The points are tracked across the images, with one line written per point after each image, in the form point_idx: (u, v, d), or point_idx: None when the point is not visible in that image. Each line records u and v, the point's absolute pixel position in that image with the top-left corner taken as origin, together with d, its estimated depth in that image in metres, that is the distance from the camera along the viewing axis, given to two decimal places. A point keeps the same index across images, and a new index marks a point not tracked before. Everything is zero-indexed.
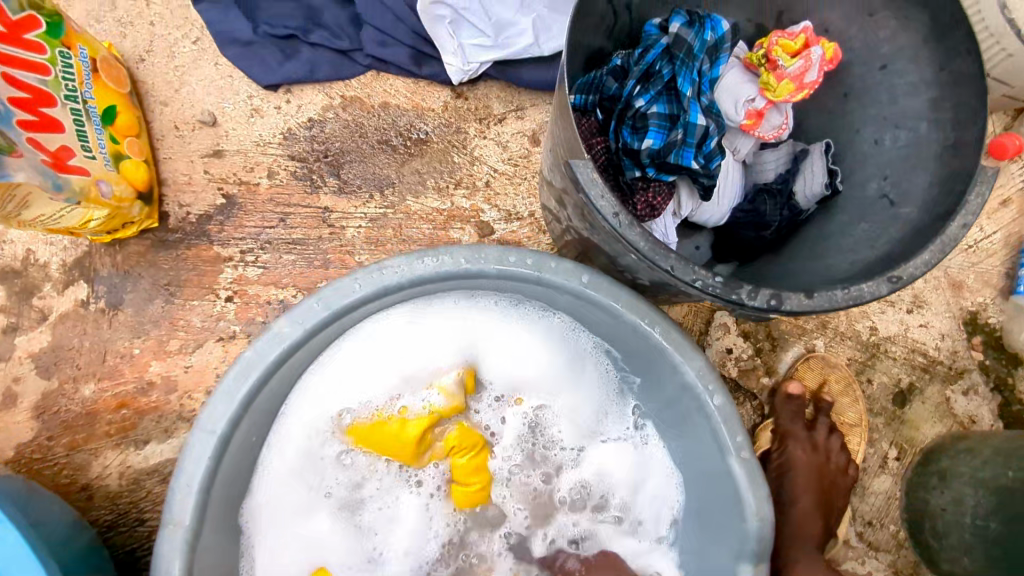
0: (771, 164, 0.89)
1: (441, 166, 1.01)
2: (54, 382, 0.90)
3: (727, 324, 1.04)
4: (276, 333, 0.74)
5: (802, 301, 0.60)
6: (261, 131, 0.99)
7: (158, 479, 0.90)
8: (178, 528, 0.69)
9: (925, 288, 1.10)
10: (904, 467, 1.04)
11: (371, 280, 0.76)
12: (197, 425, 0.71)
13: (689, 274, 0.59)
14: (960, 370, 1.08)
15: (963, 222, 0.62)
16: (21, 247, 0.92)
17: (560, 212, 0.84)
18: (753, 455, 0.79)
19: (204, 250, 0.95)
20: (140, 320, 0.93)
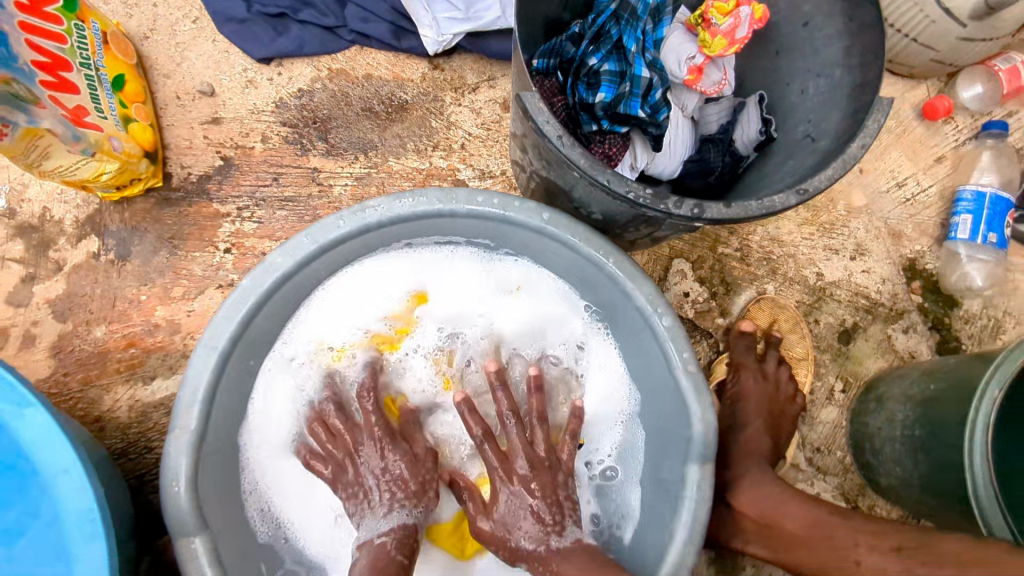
0: (713, 117, 1.00)
1: (420, 130, 1.11)
2: (69, 325, 0.99)
3: (684, 271, 1.13)
4: (270, 263, 0.83)
5: (721, 210, 0.69)
6: (255, 101, 1.08)
7: (164, 412, 0.99)
8: (184, 431, 0.78)
9: (866, 238, 1.19)
10: (850, 398, 1.13)
11: (354, 217, 0.85)
12: (199, 344, 0.80)
13: (623, 188, 0.69)
14: (900, 311, 1.18)
15: (861, 144, 0.72)
16: (39, 205, 1.01)
17: (524, 159, 0.94)
18: (698, 369, 0.87)
19: (204, 207, 1.05)
20: (146, 270, 1.02)
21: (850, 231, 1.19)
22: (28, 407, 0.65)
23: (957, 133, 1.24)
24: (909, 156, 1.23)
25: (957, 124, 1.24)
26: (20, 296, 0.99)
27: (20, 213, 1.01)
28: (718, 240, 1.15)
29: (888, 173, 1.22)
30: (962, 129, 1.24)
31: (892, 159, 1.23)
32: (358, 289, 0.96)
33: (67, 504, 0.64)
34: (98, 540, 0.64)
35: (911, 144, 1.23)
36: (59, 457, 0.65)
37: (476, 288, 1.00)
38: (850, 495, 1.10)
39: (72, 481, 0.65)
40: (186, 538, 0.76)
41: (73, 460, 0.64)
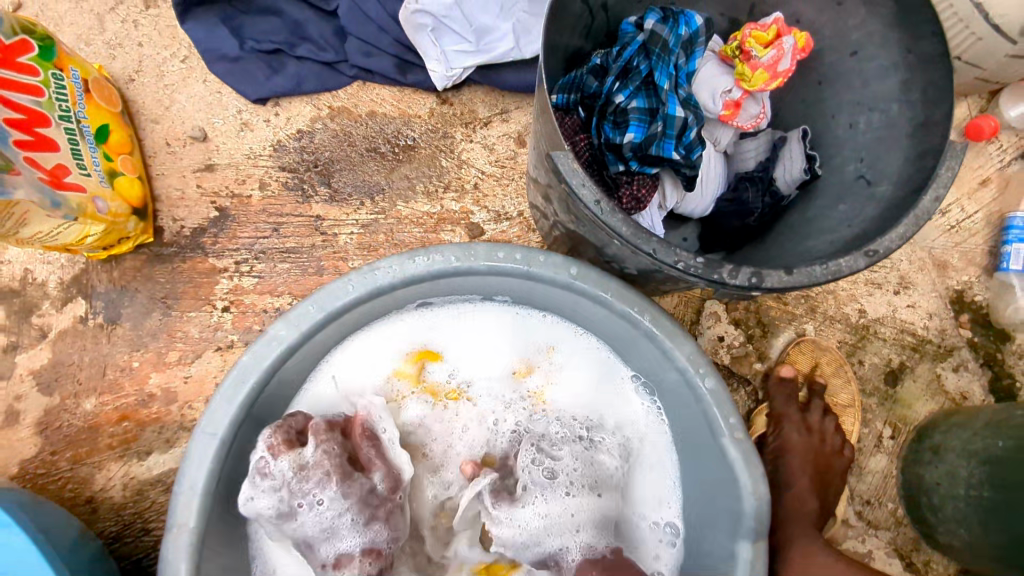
0: (751, 154, 0.91)
1: (429, 170, 1.03)
2: (56, 398, 0.91)
3: (717, 313, 1.05)
4: (274, 335, 0.75)
5: (782, 277, 0.61)
6: (251, 144, 1.00)
7: (161, 489, 0.91)
8: (184, 531, 0.70)
9: (910, 270, 1.11)
10: (899, 445, 1.06)
11: (364, 281, 0.78)
12: (197, 430, 0.73)
13: (670, 257, 0.61)
14: (948, 347, 1.10)
15: (934, 196, 0.64)
16: (20, 267, 0.93)
17: (547, 208, 0.86)
18: (746, 436, 0.80)
19: (199, 263, 0.97)
20: (139, 334, 0.94)
21: (893, 263, 1.11)
22: (6, 529, 0.62)
23: (1003, 154, 1.16)
24: None
25: (1002, 143, 1.16)
26: (2, 368, 0.91)
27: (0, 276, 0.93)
28: None
29: None
30: (1008, 149, 1.16)
31: None
32: (370, 352, 0.89)
33: None
34: None
35: None
36: None
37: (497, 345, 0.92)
38: (904, 550, 1.03)
39: None
40: None
41: None
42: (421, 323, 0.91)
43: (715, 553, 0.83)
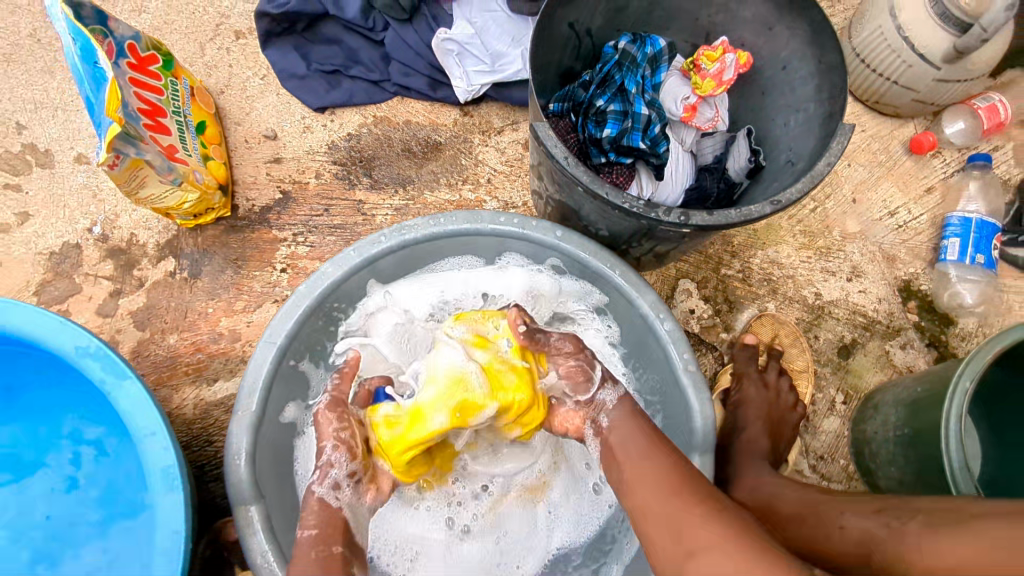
0: (709, 149, 1.13)
1: (451, 167, 1.27)
2: (147, 333, 1.15)
3: (690, 289, 1.24)
4: (323, 272, 0.97)
5: (705, 216, 0.81)
6: (311, 143, 1.26)
7: (223, 410, 1.12)
8: (246, 413, 0.90)
9: (862, 261, 1.29)
10: (851, 409, 1.20)
11: (394, 235, 1.00)
12: (261, 339, 0.94)
13: (620, 199, 0.82)
14: (896, 328, 1.25)
15: (827, 162, 0.84)
16: (128, 231, 1.19)
17: (541, 187, 1.08)
18: (697, 369, 0.97)
19: (265, 233, 1.21)
20: (214, 286, 1.18)
21: (846, 255, 1.29)
22: (127, 379, 0.79)
23: (946, 166, 1.34)
24: (900, 187, 1.33)
25: (945, 157, 1.35)
26: (108, 308, 1.15)
27: (112, 237, 1.19)
28: (721, 262, 1.26)
29: (880, 203, 1.32)
30: (950, 162, 1.35)
31: (883, 190, 1.33)
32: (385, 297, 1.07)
33: (152, 461, 0.77)
34: (175, 490, 0.77)
35: (901, 176, 1.34)
36: (145, 421, 0.78)
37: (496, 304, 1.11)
38: None
39: (157, 441, 0.78)
40: (244, 505, 0.87)
41: (160, 425, 0.78)
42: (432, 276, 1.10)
43: None
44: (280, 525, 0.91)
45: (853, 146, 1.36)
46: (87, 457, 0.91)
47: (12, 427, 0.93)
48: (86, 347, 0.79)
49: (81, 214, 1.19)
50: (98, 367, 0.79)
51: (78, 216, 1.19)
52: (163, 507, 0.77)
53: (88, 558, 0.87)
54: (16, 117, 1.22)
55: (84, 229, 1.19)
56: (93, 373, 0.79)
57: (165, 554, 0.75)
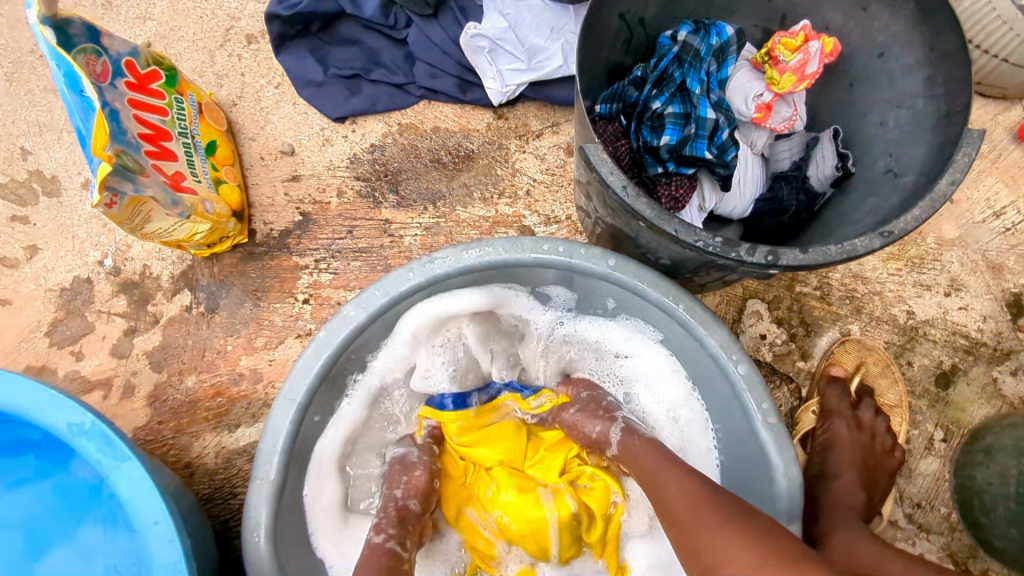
0: (785, 154, 0.97)
1: (485, 179, 1.14)
2: (163, 374, 1.06)
3: (760, 311, 1.09)
4: (345, 316, 0.86)
5: (798, 255, 0.66)
6: (331, 157, 1.14)
7: (247, 458, 1.04)
8: (265, 481, 0.81)
9: (962, 272, 1.11)
10: (952, 448, 1.04)
11: (424, 269, 0.88)
12: (279, 395, 0.84)
13: (691, 237, 0.68)
14: (1005, 351, 1.08)
15: (951, 180, 0.68)
16: (140, 263, 1.10)
17: (589, 206, 0.94)
18: (779, 421, 0.84)
19: (285, 260, 1.11)
20: (232, 321, 1.08)
21: (943, 265, 1.11)
22: (128, 461, 0.70)
23: None
24: (1007, 182, 1.15)
25: None
26: (123, 348, 1.07)
27: (124, 270, 1.10)
28: (796, 279, 1.10)
29: (983, 201, 1.14)
30: None
31: (987, 187, 1.14)
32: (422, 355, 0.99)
33: (158, 555, 0.68)
34: None
35: (1008, 169, 1.15)
36: (147, 511, 0.69)
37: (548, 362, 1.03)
38: (959, 557, 1.00)
39: (162, 532, 0.69)
40: None
41: (164, 514, 0.69)
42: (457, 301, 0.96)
43: None
44: None
45: None
46: None
47: None
48: (79, 425, 0.70)
49: (91, 245, 1.11)
50: (95, 449, 0.70)
51: (87, 248, 1.11)
52: None
53: None
54: (20, 142, 1.14)
55: (94, 262, 1.10)
56: (90, 455, 0.70)
57: None
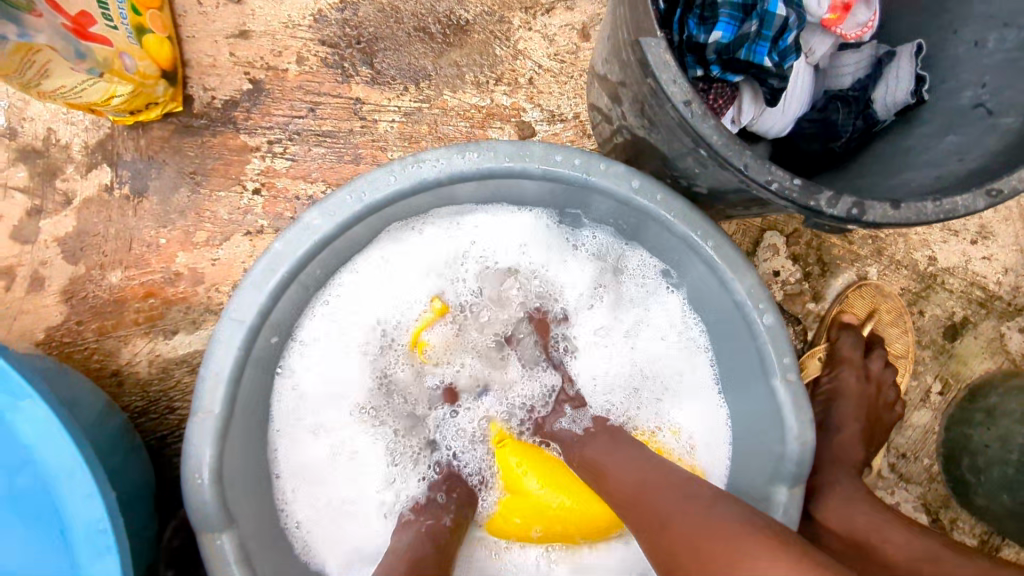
0: (850, 68, 0.81)
1: (481, 59, 0.94)
2: (81, 267, 0.88)
3: (776, 245, 0.98)
4: (309, 225, 0.70)
5: (888, 210, 0.54)
6: (290, 12, 0.91)
7: (187, 368, 0.89)
8: (208, 415, 0.68)
9: (993, 218, 1.02)
10: (948, 402, 1.00)
11: (408, 172, 0.71)
12: (225, 314, 0.69)
13: (763, 175, 0.53)
14: (1019, 306, 1.02)
15: None
16: (43, 126, 0.88)
17: (613, 110, 0.77)
18: (799, 379, 0.75)
19: (229, 139, 0.90)
20: (165, 209, 0.90)
21: (975, 209, 1.01)
22: (26, 398, 0.55)
23: None
24: None
25: None
26: (26, 231, 0.88)
27: (23, 133, 0.88)
28: None
29: None
30: None
31: None
32: (383, 286, 0.84)
33: (75, 513, 0.55)
34: (110, 553, 0.55)
35: None
36: (59, 457, 0.55)
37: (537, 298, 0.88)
38: (932, 506, 0.99)
39: (79, 484, 0.56)
40: (211, 533, 0.68)
41: (81, 464, 0.55)
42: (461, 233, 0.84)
43: (747, 494, 0.80)
44: (262, 547, 0.73)
45: None
46: None
47: None
48: None
49: None
50: None
51: None
52: None
53: None
54: None
55: None
56: None
57: None
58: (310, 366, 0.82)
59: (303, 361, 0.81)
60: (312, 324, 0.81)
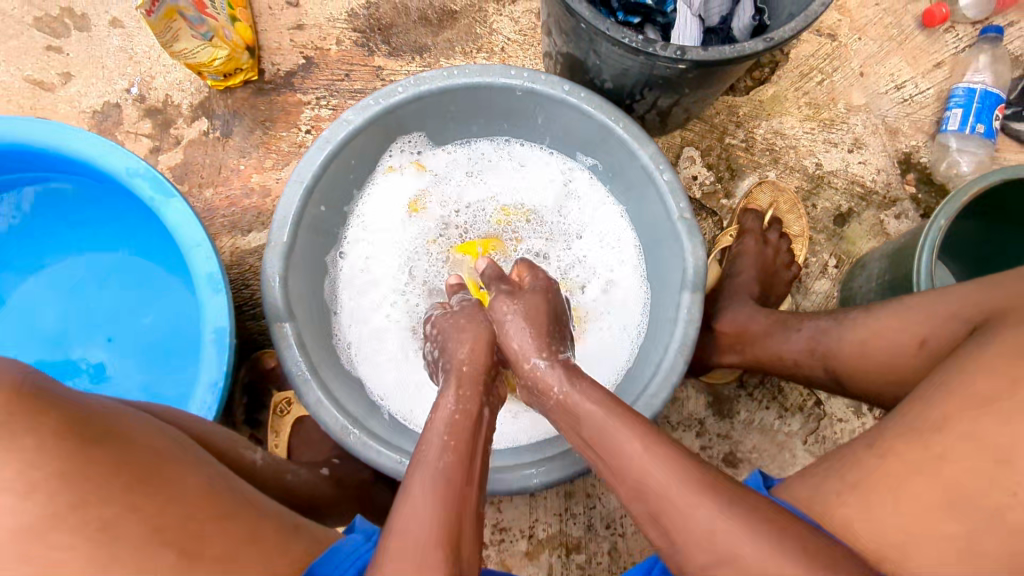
0: (716, 9, 1.12)
1: (466, 36, 1.31)
2: (185, 187, 1.24)
3: (694, 157, 1.29)
4: (345, 119, 1.04)
5: (700, 52, 0.86)
6: (331, 11, 1.30)
7: (256, 257, 1.23)
8: (277, 243, 1.00)
9: (864, 133, 1.32)
10: (842, 272, 1.27)
11: (411, 86, 1.05)
12: (290, 180, 1.02)
13: (620, 35, 0.87)
14: (892, 199, 1.30)
15: (823, 2, 0.87)
16: (163, 93, 1.26)
17: (551, 45, 1.11)
18: (692, 217, 1.04)
19: (290, 97, 1.28)
20: (244, 145, 1.26)
21: (849, 127, 1.32)
22: (174, 198, 0.88)
23: (958, 42, 1.35)
24: (909, 62, 1.35)
25: (957, 33, 1.35)
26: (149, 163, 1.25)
27: (149, 98, 1.26)
28: (726, 132, 1.31)
29: (887, 76, 1.34)
30: (963, 38, 1.35)
31: (892, 64, 1.35)
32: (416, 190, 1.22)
33: (200, 268, 0.87)
34: (220, 293, 0.87)
35: (912, 51, 1.35)
36: (190, 234, 0.88)
37: (524, 204, 1.24)
38: None
39: (203, 252, 0.88)
40: (280, 323, 0.98)
41: (204, 237, 0.88)
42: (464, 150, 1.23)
43: (666, 310, 1.07)
44: (313, 347, 1.02)
45: (866, 19, 1.35)
46: (141, 288, 1.09)
47: (69, 265, 1.10)
48: (137, 169, 0.89)
49: (119, 75, 1.26)
50: (148, 187, 0.88)
51: (116, 78, 1.26)
52: (211, 308, 0.87)
53: (149, 373, 1.06)
54: None
55: (122, 90, 1.26)
56: (144, 192, 0.88)
57: (212, 336, 0.87)
58: (364, 240, 1.18)
59: (360, 239, 1.18)
60: (367, 211, 1.18)
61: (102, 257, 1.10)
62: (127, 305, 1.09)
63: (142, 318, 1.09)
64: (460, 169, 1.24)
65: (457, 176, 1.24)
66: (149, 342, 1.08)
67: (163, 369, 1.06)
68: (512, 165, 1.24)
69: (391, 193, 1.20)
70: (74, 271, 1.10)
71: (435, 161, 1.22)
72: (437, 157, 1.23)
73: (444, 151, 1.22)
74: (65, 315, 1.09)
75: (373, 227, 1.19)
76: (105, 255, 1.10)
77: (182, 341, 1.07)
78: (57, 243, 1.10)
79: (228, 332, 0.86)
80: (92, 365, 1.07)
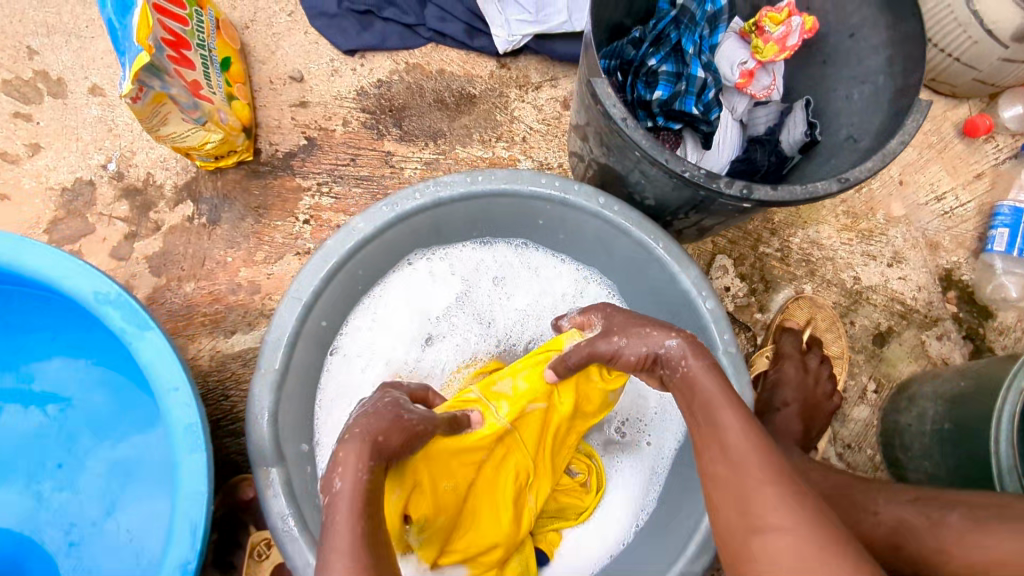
0: (762, 120, 1.05)
1: (485, 122, 1.20)
2: (163, 279, 1.10)
3: (726, 266, 1.20)
4: (353, 228, 0.92)
5: (769, 192, 0.76)
6: (339, 88, 1.19)
7: (240, 363, 1.08)
8: (270, 371, 0.86)
9: (904, 246, 1.24)
10: (882, 398, 1.18)
11: (428, 192, 0.94)
12: (286, 295, 0.89)
13: (679, 167, 0.76)
14: (933, 318, 1.22)
15: (900, 141, 0.79)
16: (144, 171, 1.13)
17: (584, 148, 1.01)
18: (738, 351, 0.94)
19: (288, 181, 1.15)
20: (233, 235, 1.13)
21: (888, 239, 1.24)
22: (150, 330, 0.75)
23: (998, 152, 1.28)
24: (949, 171, 1.28)
25: (997, 143, 1.29)
26: (123, 251, 1.10)
27: (128, 176, 1.13)
28: (761, 239, 1.22)
29: (927, 186, 1.27)
30: (1003, 149, 1.28)
31: (932, 173, 1.27)
32: (433, 294, 1.08)
33: (176, 417, 0.74)
34: (200, 450, 0.73)
35: (952, 160, 1.28)
36: (168, 376, 0.75)
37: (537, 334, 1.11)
38: None
39: (181, 396, 0.74)
40: (266, 467, 0.85)
41: (183, 379, 0.74)
42: (487, 256, 1.10)
43: None
44: (303, 488, 0.89)
45: None
46: (108, 408, 0.94)
47: (25, 378, 0.95)
48: (105, 294, 0.75)
49: (95, 149, 1.13)
50: (119, 317, 0.75)
51: (91, 151, 1.13)
52: (187, 465, 0.73)
53: (111, 512, 0.90)
54: (27, 41, 1.14)
55: (98, 166, 1.12)
56: (114, 323, 0.75)
57: (186, 503, 0.72)
58: (363, 348, 1.04)
59: (362, 343, 1.04)
60: (373, 311, 1.05)
61: (62, 370, 0.95)
62: (89, 428, 0.94)
63: (104, 444, 0.93)
64: (481, 276, 1.10)
65: (471, 283, 1.10)
66: (108, 475, 0.92)
67: (127, 508, 0.90)
68: (532, 286, 1.11)
69: (401, 298, 1.06)
70: (30, 386, 0.95)
71: (455, 263, 1.09)
72: (459, 259, 1.09)
73: (470, 252, 1.09)
74: (18, 439, 0.94)
75: (379, 335, 1.05)
76: (58, 365, 0.95)
77: (148, 476, 0.91)
78: (9, 354, 0.95)
79: (206, 498, 0.72)
80: (43, 499, 0.92)
